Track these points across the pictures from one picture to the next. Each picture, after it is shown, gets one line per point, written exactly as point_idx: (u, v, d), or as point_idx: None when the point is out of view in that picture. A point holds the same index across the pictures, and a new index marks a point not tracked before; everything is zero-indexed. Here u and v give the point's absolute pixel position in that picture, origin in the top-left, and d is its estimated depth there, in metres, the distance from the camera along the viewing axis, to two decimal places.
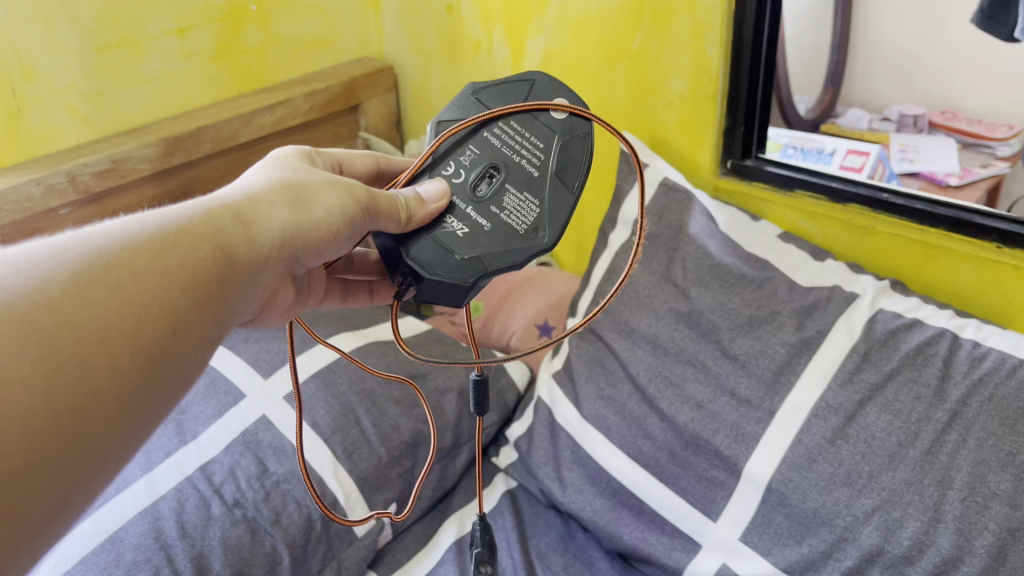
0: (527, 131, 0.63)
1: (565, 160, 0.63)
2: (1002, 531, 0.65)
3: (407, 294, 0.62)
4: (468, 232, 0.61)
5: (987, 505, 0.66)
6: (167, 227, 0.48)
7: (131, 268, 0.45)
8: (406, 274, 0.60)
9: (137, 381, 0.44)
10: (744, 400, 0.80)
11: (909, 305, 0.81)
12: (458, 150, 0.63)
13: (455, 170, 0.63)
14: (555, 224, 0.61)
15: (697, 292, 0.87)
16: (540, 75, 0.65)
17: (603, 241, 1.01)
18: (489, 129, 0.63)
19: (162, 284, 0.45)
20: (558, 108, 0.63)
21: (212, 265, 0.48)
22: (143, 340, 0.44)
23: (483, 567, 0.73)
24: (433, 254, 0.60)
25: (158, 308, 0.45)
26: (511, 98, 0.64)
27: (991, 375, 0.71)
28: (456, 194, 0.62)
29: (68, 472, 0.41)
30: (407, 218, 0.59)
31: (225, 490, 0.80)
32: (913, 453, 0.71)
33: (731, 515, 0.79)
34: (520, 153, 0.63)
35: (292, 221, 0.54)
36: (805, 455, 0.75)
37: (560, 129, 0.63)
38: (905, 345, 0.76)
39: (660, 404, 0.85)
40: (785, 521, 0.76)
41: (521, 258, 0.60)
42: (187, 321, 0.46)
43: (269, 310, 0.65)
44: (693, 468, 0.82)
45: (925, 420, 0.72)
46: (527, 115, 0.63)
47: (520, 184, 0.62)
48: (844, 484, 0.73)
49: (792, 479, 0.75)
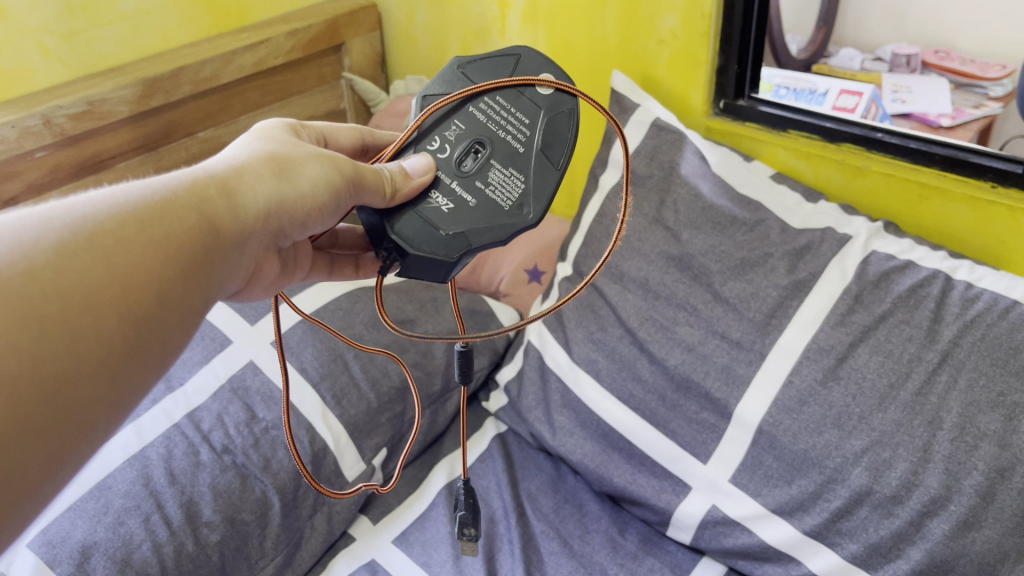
0: (513, 107, 0.62)
1: (550, 136, 0.62)
2: (991, 471, 0.66)
3: (392, 269, 0.61)
4: (452, 207, 0.60)
5: (976, 445, 0.67)
6: (153, 197, 0.46)
7: (117, 238, 0.43)
8: (390, 249, 0.59)
9: (125, 353, 0.42)
10: (734, 343, 0.80)
11: (902, 247, 0.80)
12: (443, 125, 0.62)
13: (440, 145, 0.61)
14: (541, 201, 0.60)
15: (689, 234, 0.86)
16: (526, 50, 0.64)
17: (593, 183, 0.99)
18: (474, 104, 0.62)
19: (149, 254, 0.44)
20: (544, 84, 0.62)
21: (200, 235, 0.47)
22: (129, 310, 0.43)
23: (466, 530, 0.74)
24: (418, 229, 0.59)
25: (146, 278, 0.43)
26: (497, 73, 0.63)
27: (984, 315, 0.71)
28: (441, 168, 0.61)
29: (57, 442, 0.40)
30: (393, 192, 0.57)
31: (214, 437, 0.79)
32: (904, 394, 0.71)
33: (721, 456, 0.79)
34: (506, 128, 0.62)
35: (280, 192, 0.52)
36: (796, 397, 0.75)
37: (546, 105, 0.62)
38: (898, 287, 0.76)
39: (650, 347, 0.85)
40: (775, 463, 0.76)
41: (506, 235, 0.59)
42: (173, 293, 0.45)
43: (253, 286, 0.62)
44: (684, 411, 0.82)
45: (917, 361, 0.71)
46: (513, 90, 0.62)
47: (505, 160, 0.61)
48: (834, 425, 0.73)
49: (782, 421, 0.75)
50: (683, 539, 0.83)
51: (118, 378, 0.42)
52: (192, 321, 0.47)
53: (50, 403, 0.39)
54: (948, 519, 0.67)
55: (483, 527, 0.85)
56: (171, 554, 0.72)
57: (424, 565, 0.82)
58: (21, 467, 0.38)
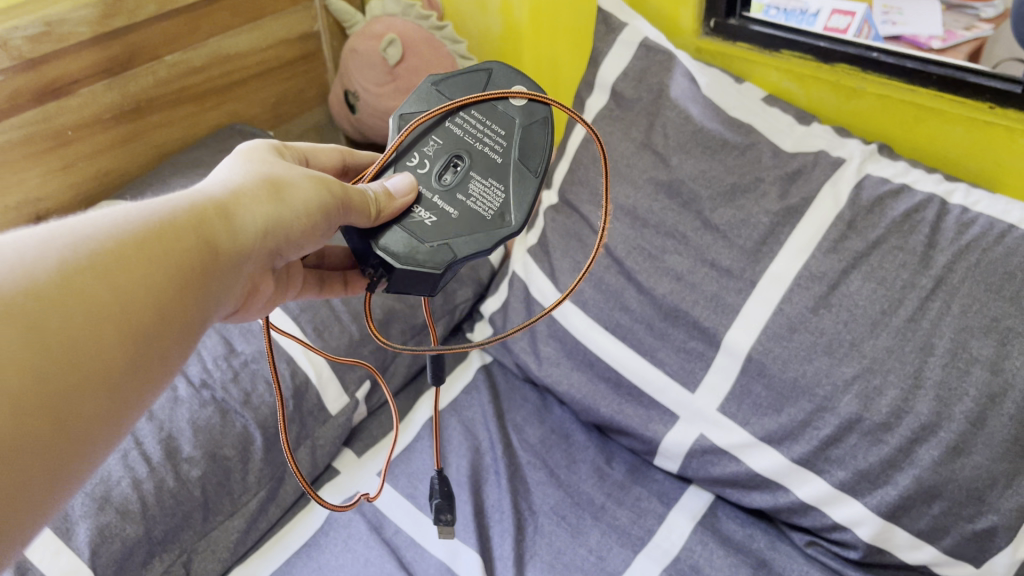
0: (488, 121, 0.63)
1: (526, 146, 0.62)
2: (982, 397, 0.65)
3: (378, 287, 0.59)
4: (436, 220, 0.59)
5: (968, 371, 0.66)
6: (151, 217, 0.46)
7: (118, 259, 0.43)
8: (377, 266, 0.58)
9: (124, 374, 0.43)
10: (724, 271, 0.78)
11: (897, 170, 0.78)
12: (421, 141, 0.62)
13: (420, 160, 0.61)
14: (521, 208, 0.60)
15: (679, 159, 0.83)
16: (497, 66, 0.65)
17: (579, 108, 0.96)
18: (452, 120, 0.62)
19: (148, 273, 0.44)
20: (517, 95, 0.62)
21: (197, 255, 0.47)
22: (129, 332, 0.43)
23: (443, 516, 0.71)
24: (404, 244, 0.58)
25: (145, 300, 0.43)
26: (470, 89, 0.64)
27: (980, 240, 0.70)
28: (421, 185, 0.60)
29: (58, 456, 0.40)
30: (377, 213, 0.56)
31: (191, 371, 0.77)
32: (896, 321, 0.69)
33: (710, 386, 0.78)
34: (482, 141, 0.62)
35: (277, 213, 0.51)
36: (787, 325, 0.74)
37: (519, 116, 0.63)
38: (892, 212, 0.74)
39: (638, 276, 0.83)
40: (764, 391, 0.75)
41: (490, 242, 0.59)
42: (172, 311, 0.45)
43: (247, 307, 0.62)
44: (672, 340, 0.81)
45: (910, 287, 0.70)
46: (487, 104, 0.63)
47: (484, 171, 0.61)
48: (824, 352, 0.72)
49: (772, 349, 0.74)
50: (670, 467, 0.83)
51: (116, 400, 0.42)
52: (189, 342, 0.47)
53: (49, 424, 0.39)
54: (937, 445, 0.67)
55: (469, 459, 0.85)
56: (152, 490, 0.71)
57: (411, 497, 0.82)
58: (20, 487, 0.38)
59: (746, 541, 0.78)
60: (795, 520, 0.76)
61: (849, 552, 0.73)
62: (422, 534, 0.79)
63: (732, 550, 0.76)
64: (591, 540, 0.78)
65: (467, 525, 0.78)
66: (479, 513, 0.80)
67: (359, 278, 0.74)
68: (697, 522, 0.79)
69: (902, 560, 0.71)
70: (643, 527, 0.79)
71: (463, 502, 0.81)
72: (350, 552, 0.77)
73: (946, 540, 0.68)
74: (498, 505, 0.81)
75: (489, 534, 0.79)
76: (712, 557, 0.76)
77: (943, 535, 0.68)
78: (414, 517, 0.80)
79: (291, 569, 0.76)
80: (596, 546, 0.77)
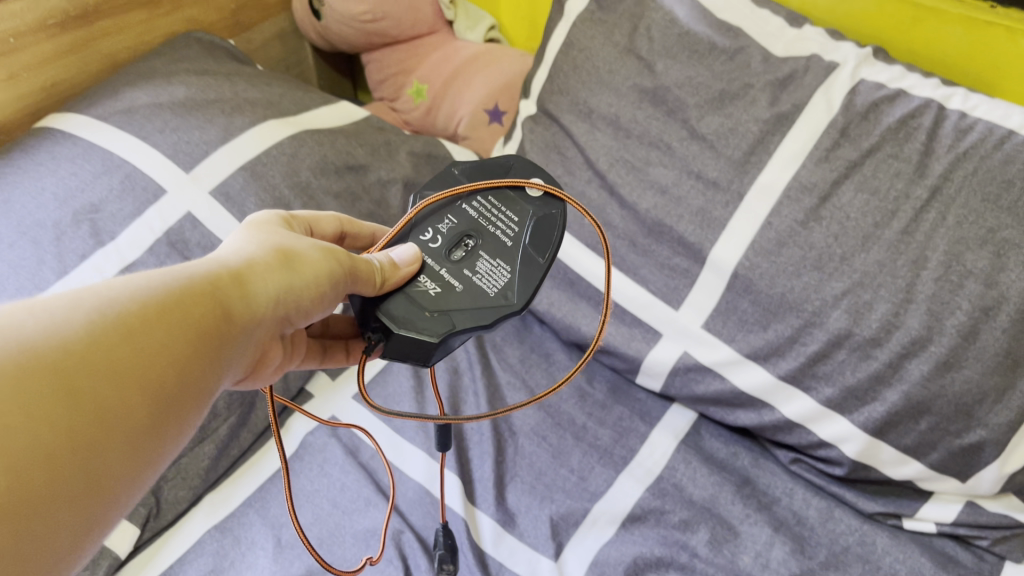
0: (505, 207, 0.61)
1: (538, 233, 0.60)
2: (975, 310, 0.63)
3: (377, 351, 0.56)
4: (440, 291, 0.57)
5: (962, 285, 0.63)
6: (172, 281, 0.45)
7: (141, 320, 0.42)
8: (377, 330, 0.56)
9: (145, 441, 0.41)
10: (711, 183, 0.75)
11: (893, 75, 0.74)
12: (436, 218, 0.61)
13: (432, 236, 0.60)
14: (526, 287, 0.58)
15: (664, 66, 0.79)
16: (517, 160, 0.64)
17: (558, 12, 0.90)
18: (468, 201, 0.61)
19: (171, 339, 0.43)
20: (534, 185, 0.61)
21: (217, 321, 0.45)
22: (143, 396, 0.41)
23: (444, 568, 0.66)
24: (405, 310, 0.56)
25: (166, 365, 0.42)
26: (490, 176, 0.63)
27: (977, 148, 0.66)
28: (429, 255, 0.59)
29: (73, 524, 0.38)
30: (382, 282, 0.55)
31: None
32: (889, 234, 0.67)
33: (695, 303, 0.76)
34: (496, 225, 0.60)
35: (290, 282, 0.50)
36: (775, 240, 0.71)
37: (536, 207, 0.61)
38: (887, 118, 0.70)
39: (621, 190, 0.79)
40: (750, 308, 0.73)
41: (490, 318, 0.56)
42: (192, 376, 0.43)
43: (259, 372, 0.57)
44: (655, 257, 0.78)
45: (904, 198, 0.67)
46: (505, 191, 0.61)
47: (493, 251, 0.59)
48: (814, 267, 0.69)
49: (760, 265, 0.72)
50: (653, 386, 0.81)
51: (122, 469, 0.40)
52: (198, 420, 0.45)
53: (54, 487, 0.37)
54: (927, 361, 0.65)
55: (446, 381, 0.82)
56: None
57: (387, 420, 0.80)
58: (38, 552, 0.36)
59: (729, 459, 0.77)
60: (779, 437, 0.74)
61: (833, 469, 0.72)
62: (399, 457, 0.77)
63: (716, 468, 0.75)
64: (572, 460, 0.77)
65: (446, 449, 0.77)
66: (457, 436, 0.78)
67: (361, 344, 0.69)
68: (680, 440, 0.78)
69: (886, 475, 0.70)
70: (626, 446, 0.78)
71: None
72: (326, 477, 0.75)
73: (932, 456, 0.67)
74: (477, 427, 0.79)
75: (468, 457, 0.77)
76: (696, 476, 0.75)
77: (930, 450, 0.67)
78: (391, 440, 0.78)
79: (265, 495, 0.74)
80: (578, 467, 0.76)
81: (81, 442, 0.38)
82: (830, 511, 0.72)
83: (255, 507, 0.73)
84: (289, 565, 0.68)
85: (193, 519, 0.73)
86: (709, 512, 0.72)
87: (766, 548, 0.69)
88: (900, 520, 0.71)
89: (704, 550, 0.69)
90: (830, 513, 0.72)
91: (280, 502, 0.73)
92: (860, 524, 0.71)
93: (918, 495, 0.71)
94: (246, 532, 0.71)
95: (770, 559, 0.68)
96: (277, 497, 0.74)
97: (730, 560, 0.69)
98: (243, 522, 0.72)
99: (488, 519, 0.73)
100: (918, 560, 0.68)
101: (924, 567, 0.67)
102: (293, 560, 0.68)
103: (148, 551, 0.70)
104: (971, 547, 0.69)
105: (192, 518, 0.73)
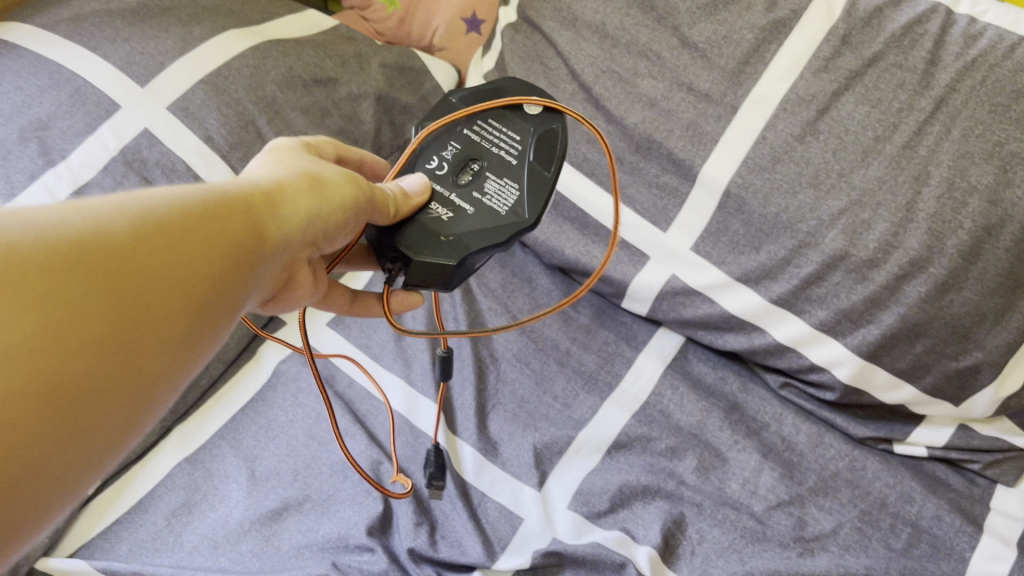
0: (505, 123, 0.57)
1: (544, 146, 0.56)
2: (978, 229, 0.60)
3: (397, 279, 0.55)
4: (453, 216, 0.54)
5: (965, 202, 0.60)
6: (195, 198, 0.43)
7: (171, 241, 0.41)
8: (394, 260, 0.54)
9: (155, 370, 0.41)
10: (702, 96, 0.70)
11: None
12: (437, 145, 0.57)
13: (437, 164, 0.56)
14: (537, 203, 0.55)
15: None
16: (507, 79, 0.59)
17: None
18: (465, 123, 0.57)
19: (193, 261, 0.41)
20: (531, 101, 0.56)
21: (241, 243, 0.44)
22: (167, 315, 0.40)
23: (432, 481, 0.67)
24: (420, 239, 0.53)
25: (188, 287, 0.41)
26: (484, 95, 0.58)
27: (986, 56, 0.62)
28: (435, 183, 0.56)
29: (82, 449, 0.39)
30: (396, 211, 0.53)
31: None
32: (890, 148, 0.63)
33: (683, 224, 0.73)
34: (498, 144, 0.56)
35: (318, 208, 0.48)
36: (769, 156, 0.67)
37: (537, 121, 0.57)
38: (892, 25, 0.66)
39: (607, 104, 0.75)
40: (742, 229, 0.70)
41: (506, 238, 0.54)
42: (211, 302, 0.42)
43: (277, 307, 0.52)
44: (643, 175, 0.74)
45: (907, 111, 0.63)
46: (502, 109, 0.57)
47: (499, 170, 0.56)
48: (810, 184, 0.66)
49: (752, 183, 0.68)
50: (639, 311, 0.77)
51: (130, 394, 0.40)
52: (222, 339, 0.44)
53: (56, 420, 0.37)
54: (926, 282, 0.62)
55: (425, 306, 0.79)
56: None
57: (364, 348, 0.77)
58: (42, 477, 0.37)
59: (717, 385, 0.74)
60: (769, 361, 0.72)
61: (824, 394, 0.70)
62: (377, 385, 0.74)
63: (703, 394, 0.73)
64: (556, 387, 0.74)
65: (426, 377, 0.74)
66: None
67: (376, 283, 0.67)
68: (666, 365, 0.75)
69: (878, 399, 0.68)
70: (610, 372, 0.75)
71: (420, 352, 0.75)
72: (300, 407, 0.72)
73: (926, 380, 0.65)
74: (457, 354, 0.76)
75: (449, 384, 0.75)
76: (683, 402, 0.72)
77: (925, 373, 0.65)
78: (368, 368, 0.75)
79: (237, 426, 0.71)
80: (562, 394, 0.74)
81: (91, 369, 0.38)
82: (820, 437, 0.70)
83: (227, 439, 0.71)
84: (263, 498, 0.67)
85: (161, 452, 0.70)
86: (696, 439, 0.70)
87: (755, 475, 0.67)
88: (891, 445, 0.69)
89: (691, 479, 0.67)
90: (819, 438, 0.70)
91: (253, 433, 0.71)
92: (850, 448, 0.69)
93: (911, 418, 0.69)
94: (218, 465, 0.69)
95: (758, 486, 0.67)
96: (250, 428, 0.71)
97: (718, 487, 0.67)
98: (215, 455, 0.70)
99: (469, 448, 0.71)
100: (908, 484, 0.66)
101: (914, 492, 0.66)
102: (267, 493, 0.67)
103: (115, 484, 0.68)
104: (962, 470, 0.68)
105: (161, 451, 0.70)
